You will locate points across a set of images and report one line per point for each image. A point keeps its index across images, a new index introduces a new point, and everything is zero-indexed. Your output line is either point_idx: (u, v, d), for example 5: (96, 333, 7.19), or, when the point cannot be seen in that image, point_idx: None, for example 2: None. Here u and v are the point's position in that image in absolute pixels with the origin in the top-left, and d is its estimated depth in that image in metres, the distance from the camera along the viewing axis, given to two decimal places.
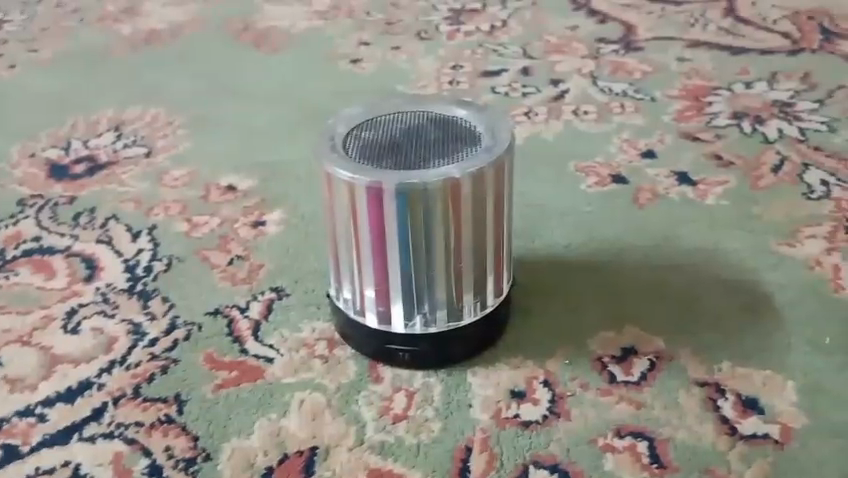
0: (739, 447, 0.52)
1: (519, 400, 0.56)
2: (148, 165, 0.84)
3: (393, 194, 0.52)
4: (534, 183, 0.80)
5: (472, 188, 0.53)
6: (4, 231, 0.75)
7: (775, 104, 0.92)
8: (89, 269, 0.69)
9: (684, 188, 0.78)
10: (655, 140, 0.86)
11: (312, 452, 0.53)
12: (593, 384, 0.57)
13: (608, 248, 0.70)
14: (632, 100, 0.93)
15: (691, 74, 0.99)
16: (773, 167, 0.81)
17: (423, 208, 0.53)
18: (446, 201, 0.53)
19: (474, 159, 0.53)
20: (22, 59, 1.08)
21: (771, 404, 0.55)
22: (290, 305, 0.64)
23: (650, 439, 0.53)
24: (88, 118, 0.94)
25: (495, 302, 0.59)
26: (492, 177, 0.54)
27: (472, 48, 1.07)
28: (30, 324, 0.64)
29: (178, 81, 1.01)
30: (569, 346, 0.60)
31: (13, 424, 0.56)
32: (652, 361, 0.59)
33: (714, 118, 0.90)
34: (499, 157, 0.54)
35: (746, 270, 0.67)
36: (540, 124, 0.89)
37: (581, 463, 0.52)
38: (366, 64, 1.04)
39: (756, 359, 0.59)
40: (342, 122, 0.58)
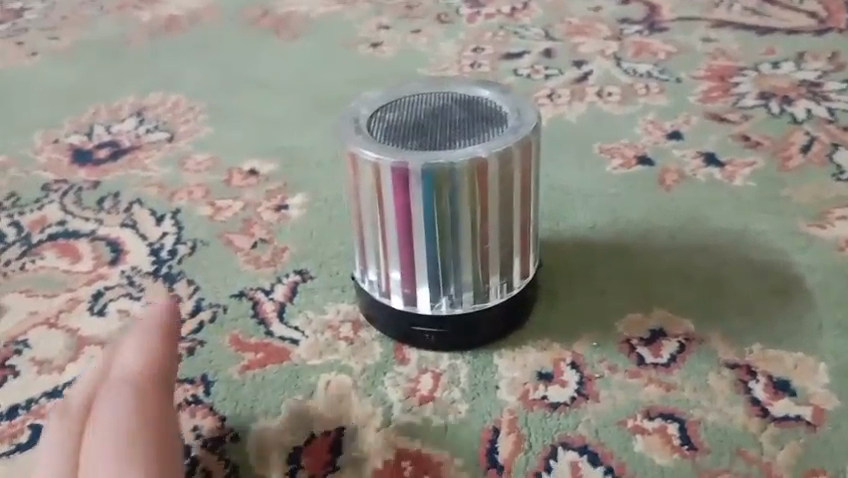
0: (771, 429, 0.51)
1: (546, 381, 0.56)
2: (170, 150, 0.84)
3: (419, 174, 0.52)
4: (557, 166, 0.79)
5: (498, 168, 0.53)
6: (29, 215, 0.75)
7: (803, 84, 0.90)
8: (114, 252, 0.70)
9: (711, 169, 0.77)
10: (681, 121, 0.84)
11: (339, 433, 0.53)
12: (622, 366, 0.56)
13: (635, 231, 0.69)
14: (657, 81, 0.92)
15: (717, 55, 0.97)
16: (801, 147, 0.79)
17: (449, 189, 0.52)
18: (472, 181, 0.52)
19: (500, 139, 0.53)
20: (44, 48, 1.09)
21: (803, 386, 0.54)
22: (314, 288, 0.64)
23: (681, 421, 0.52)
24: (110, 104, 0.94)
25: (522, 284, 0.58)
26: (517, 157, 0.53)
27: (493, 30, 1.06)
28: (57, 307, 0.64)
29: (198, 67, 1.01)
30: (596, 328, 0.59)
31: (42, 404, 0.56)
32: (681, 343, 0.58)
33: (741, 99, 0.88)
34: (525, 137, 0.53)
35: (776, 253, 0.66)
36: (563, 107, 0.88)
37: (610, 444, 0.51)
38: (386, 48, 1.03)
39: (787, 342, 0.58)
40: (366, 103, 0.57)
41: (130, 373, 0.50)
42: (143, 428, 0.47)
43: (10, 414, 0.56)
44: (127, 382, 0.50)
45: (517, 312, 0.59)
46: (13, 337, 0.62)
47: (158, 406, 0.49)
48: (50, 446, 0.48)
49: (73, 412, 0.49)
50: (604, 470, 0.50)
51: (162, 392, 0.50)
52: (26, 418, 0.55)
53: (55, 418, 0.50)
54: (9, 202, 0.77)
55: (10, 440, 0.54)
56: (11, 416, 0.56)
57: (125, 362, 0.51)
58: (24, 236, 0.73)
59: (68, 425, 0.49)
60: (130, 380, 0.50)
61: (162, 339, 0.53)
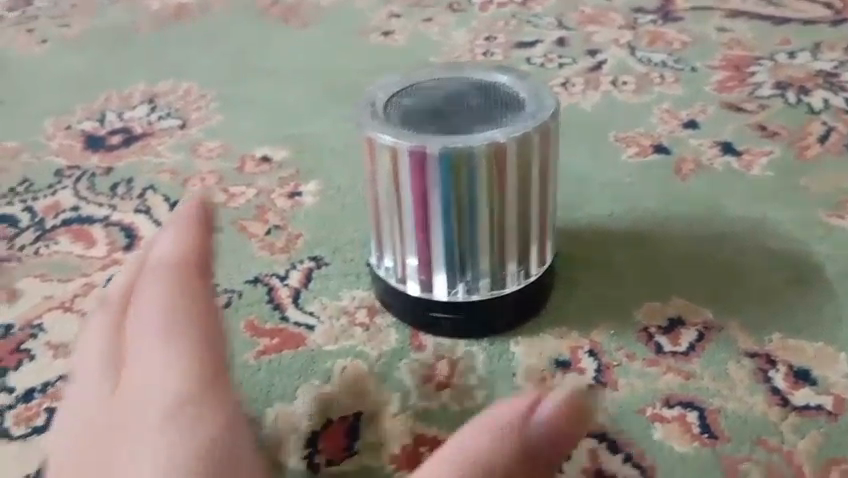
0: (792, 418, 0.51)
1: (564, 369, 0.55)
2: (182, 137, 0.83)
3: (437, 158, 0.51)
4: (572, 154, 0.78)
5: (517, 153, 0.52)
6: (43, 201, 0.75)
7: (820, 74, 0.89)
8: (128, 238, 0.70)
9: (727, 158, 0.76)
10: (697, 110, 0.83)
11: (356, 418, 0.52)
12: (640, 354, 0.56)
13: (651, 219, 0.69)
14: (672, 71, 0.91)
15: (732, 45, 0.96)
16: (819, 137, 0.78)
17: (468, 173, 0.52)
18: (491, 166, 0.52)
19: (519, 124, 0.52)
20: (55, 35, 1.09)
21: (824, 376, 0.54)
22: (328, 274, 0.64)
23: (700, 409, 0.52)
24: (122, 91, 0.94)
25: (539, 272, 0.58)
26: (536, 142, 0.53)
27: (506, 19, 1.05)
28: (71, 291, 0.64)
29: (209, 55, 1.01)
30: (613, 316, 0.59)
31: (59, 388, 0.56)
32: (699, 331, 0.58)
33: (757, 89, 0.87)
34: (544, 122, 0.52)
35: (794, 242, 0.65)
36: (577, 95, 0.88)
37: (629, 432, 0.51)
38: (397, 36, 1.02)
39: (807, 331, 0.57)
40: (382, 88, 0.57)
41: (167, 263, 0.53)
42: (181, 314, 0.50)
43: (26, 397, 0.56)
44: (164, 271, 0.53)
45: (533, 299, 0.58)
46: (28, 322, 0.62)
47: (194, 293, 0.51)
48: (98, 329, 0.51)
49: (116, 301, 0.53)
50: (623, 457, 0.49)
51: (200, 279, 0.53)
52: (42, 401, 0.55)
53: (101, 308, 0.53)
54: (22, 188, 0.77)
55: (26, 423, 0.54)
56: (27, 399, 0.55)
57: (161, 253, 0.54)
58: (37, 221, 0.73)
59: (110, 311, 0.52)
60: (168, 269, 0.53)
61: (196, 231, 0.55)
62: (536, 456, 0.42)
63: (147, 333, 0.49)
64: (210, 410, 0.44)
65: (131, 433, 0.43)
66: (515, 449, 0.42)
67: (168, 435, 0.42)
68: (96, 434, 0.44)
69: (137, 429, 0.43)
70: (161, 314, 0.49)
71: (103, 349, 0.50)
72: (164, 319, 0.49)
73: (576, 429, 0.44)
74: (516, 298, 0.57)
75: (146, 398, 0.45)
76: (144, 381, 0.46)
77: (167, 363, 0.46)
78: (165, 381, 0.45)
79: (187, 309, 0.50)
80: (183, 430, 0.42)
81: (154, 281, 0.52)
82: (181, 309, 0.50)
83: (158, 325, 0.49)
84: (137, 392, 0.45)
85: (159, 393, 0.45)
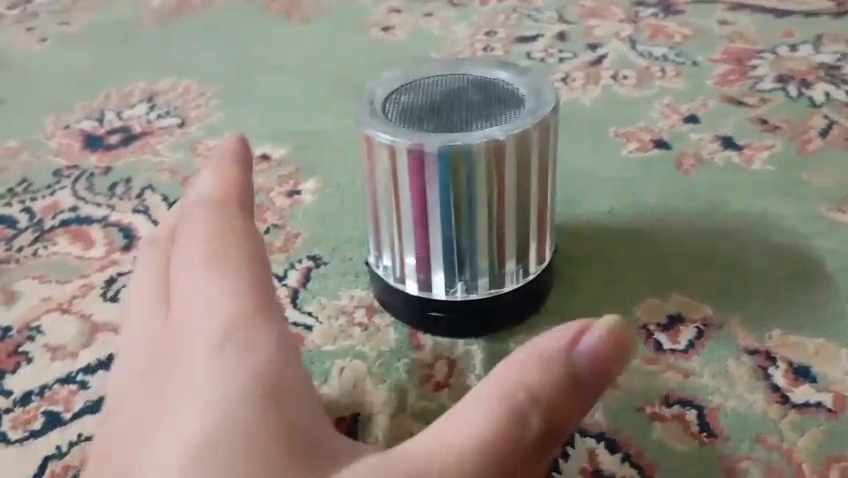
0: (791, 416, 0.51)
1: None
2: (181, 136, 0.83)
3: (435, 156, 0.51)
4: (572, 150, 0.78)
5: (515, 151, 0.52)
6: (41, 201, 0.75)
7: (822, 67, 0.88)
8: (127, 238, 0.70)
9: (729, 153, 0.75)
10: (698, 105, 0.83)
11: (354, 419, 0.52)
12: (639, 353, 0.56)
13: (652, 216, 0.68)
14: (673, 64, 0.90)
15: (734, 38, 0.96)
16: (820, 131, 0.77)
17: (466, 172, 0.52)
18: (489, 165, 0.52)
19: (518, 121, 0.52)
20: (54, 33, 1.08)
21: (824, 373, 0.53)
22: (327, 274, 0.64)
23: (699, 407, 0.52)
24: (121, 89, 0.94)
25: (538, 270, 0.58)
26: (534, 139, 0.52)
27: (506, 13, 1.04)
28: (70, 293, 0.64)
29: (209, 51, 1.00)
30: (613, 314, 0.59)
31: (56, 391, 0.56)
32: (699, 329, 0.57)
33: (758, 82, 0.86)
34: (543, 119, 0.52)
35: (796, 238, 0.65)
36: (578, 90, 0.87)
37: (628, 431, 0.51)
38: (397, 31, 1.02)
39: (808, 328, 0.57)
40: (381, 85, 0.56)
41: (209, 199, 0.50)
42: (228, 243, 0.46)
43: (24, 400, 0.56)
44: (204, 205, 0.50)
45: (532, 298, 0.58)
46: (27, 323, 0.62)
47: (238, 223, 0.48)
48: (151, 276, 0.50)
49: (167, 240, 0.53)
50: (622, 457, 0.49)
51: (245, 211, 0.50)
52: (40, 404, 0.55)
53: (154, 249, 0.53)
54: (21, 188, 0.77)
55: (23, 427, 0.54)
56: (25, 402, 0.56)
57: (203, 192, 0.51)
58: (36, 222, 0.73)
59: (161, 254, 0.52)
60: (208, 204, 0.50)
61: (240, 170, 0.53)
62: (580, 387, 0.40)
63: (190, 268, 0.45)
64: (265, 337, 0.40)
65: (184, 359, 0.40)
66: (559, 376, 0.40)
67: (222, 359, 0.38)
68: (154, 360, 0.42)
69: (189, 357, 0.40)
70: (203, 244, 0.46)
71: (156, 287, 0.48)
72: (211, 249, 0.46)
73: (619, 361, 0.42)
74: (515, 297, 0.57)
75: (195, 336, 0.41)
76: (192, 317, 0.42)
77: (216, 292, 0.42)
78: (215, 307, 0.42)
79: (235, 241, 0.46)
80: (239, 355, 0.39)
81: (199, 212, 0.49)
82: (231, 240, 0.46)
83: (200, 258, 0.45)
84: (184, 326, 0.42)
85: (210, 319, 0.41)
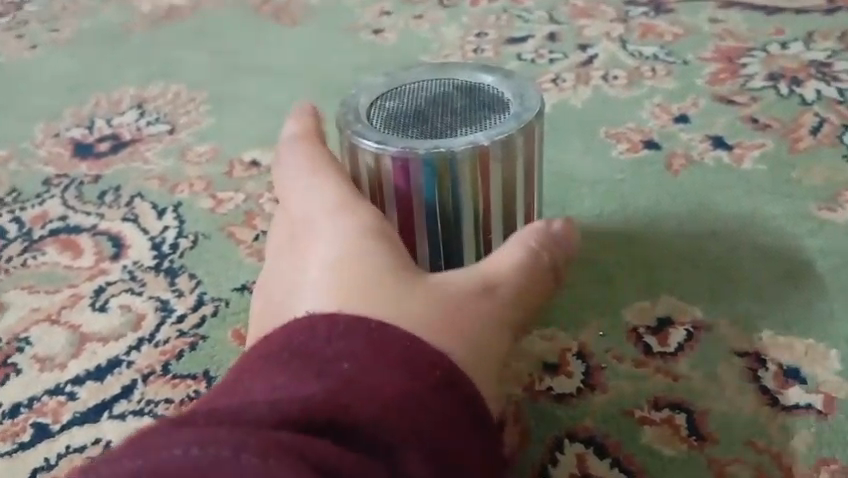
0: (782, 418, 0.51)
1: (552, 373, 0.56)
2: (170, 142, 0.83)
3: (423, 187, 0.52)
4: (563, 151, 0.78)
5: (501, 157, 0.52)
6: (30, 211, 0.75)
7: (812, 65, 0.87)
8: (115, 247, 0.69)
9: (719, 152, 0.75)
10: (688, 104, 0.82)
11: None
12: (629, 356, 0.56)
13: (643, 218, 0.68)
14: (663, 64, 0.90)
15: (725, 36, 0.95)
16: (811, 129, 0.77)
17: (451, 177, 0.52)
18: (474, 171, 0.52)
19: (502, 126, 0.52)
20: (44, 40, 1.08)
21: (815, 374, 0.53)
22: None
23: (688, 410, 0.52)
24: (111, 96, 0.93)
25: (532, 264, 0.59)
26: (521, 143, 0.52)
27: (497, 14, 1.04)
28: (58, 303, 0.64)
29: (200, 56, 1.00)
30: (603, 316, 0.60)
31: (44, 402, 0.56)
32: (689, 331, 0.58)
33: (749, 80, 0.86)
34: (528, 124, 0.52)
35: (786, 238, 0.65)
36: (568, 91, 0.87)
37: (616, 435, 0.51)
38: (388, 34, 1.01)
39: (797, 327, 0.57)
40: (365, 91, 0.56)
41: (295, 135, 0.60)
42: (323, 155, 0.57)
43: (12, 412, 0.56)
44: (291, 142, 0.59)
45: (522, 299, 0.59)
46: (15, 335, 0.62)
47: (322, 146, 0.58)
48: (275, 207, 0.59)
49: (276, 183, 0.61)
50: (611, 462, 0.50)
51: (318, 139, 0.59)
52: (28, 416, 0.55)
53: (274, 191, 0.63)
54: (10, 198, 0.77)
55: (12, 439, 0.54)
56: (14, 415, 0.55)
57: (289, 133, 0.60)
58: (25, 232, 0.73)
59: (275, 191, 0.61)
60: (294, 140, 0.59)
61: (314, 119, 0.61)
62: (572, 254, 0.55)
63: (297, 169, 0.56)
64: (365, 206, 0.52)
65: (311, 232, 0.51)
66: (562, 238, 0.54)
67: (340, 217, 0.51)
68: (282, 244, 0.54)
69: (316, 229, 0.51)
70: (301, 157, 0.57)
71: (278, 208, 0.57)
72: (305, 167, 0.56)
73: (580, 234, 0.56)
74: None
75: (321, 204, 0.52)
76: (312, 194, 0.54)
77: (322, 190, 0.53)
78: (325, 198, 0.53)
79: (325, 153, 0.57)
80: (351, 225, 0.50)
81: (295, 149, 0.58)
82: (323, 163, 0.56)
83: (302, 163, 0.56)
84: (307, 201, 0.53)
85: (326, 203, 0.52)
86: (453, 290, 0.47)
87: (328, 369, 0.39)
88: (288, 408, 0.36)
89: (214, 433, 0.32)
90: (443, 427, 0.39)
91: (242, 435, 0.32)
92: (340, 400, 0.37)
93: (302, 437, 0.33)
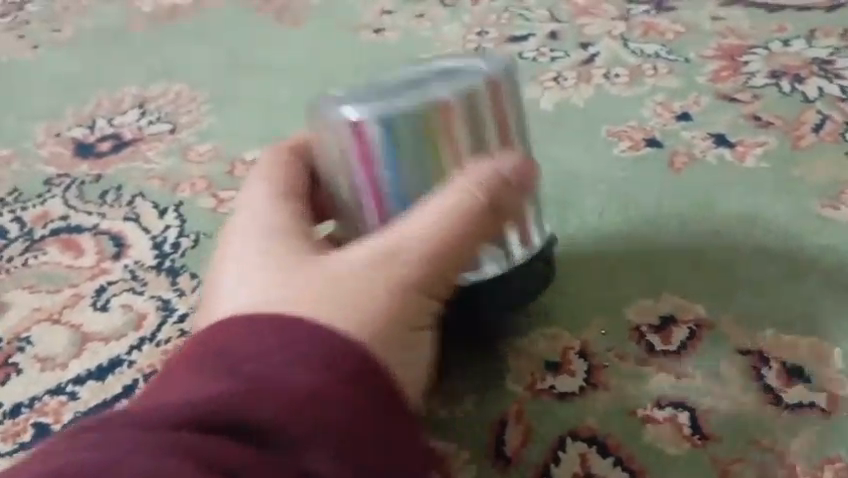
0: (785, 416, 0.52)
1: (554, 371, 0.57)
2: (172, 142, 0.83)
3: (391, 199, 0.53)
4: (565, 150, 0.77)
5: (465, 112, 0.51)
6: (33, 211, 0.76)
7: (814, 61, 0.85)
8: (117, 246, 0.70)
9: (722, 150, 0.74)
10: (690, 102, 0.81)
11: None
12: (632, 354, 0.57)
13: (644, 217, 0.68)
14: (666, 62, 0.88)
15: (726, 34, 0.91)
16: (814, 126, 0.77)
17: (413, 135, 0.51)
18: (437, 126, 0.51)
19: (462, 76, 0.52)
20: (46, 40, 1.07)
21: (817, 372, 0.54)
22: None
23: (691, 409, 0.53)
24: (112, 95, 0.93)
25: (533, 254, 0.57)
26: (486, 96, 0.52)
27: (497, 13, 1.01)
28: (60, 303, 0.65)
29: (201, 56, 0.99)
30: (605, 314, 0.60)
31: (46, 402, 0.57)
32: (691, 329, 0.58)
33: (751, 78, 0.84)
34: (489, 75, 0.52)
35: (789, 237, 0.64)
36: (569, 89, 0.85)
37: (619, 434, 0.53)
38: (389, 34, 1.00)
39: (799, 326, 0.57)
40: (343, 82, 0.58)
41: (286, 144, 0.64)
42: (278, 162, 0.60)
43: (14, 412, 0.57)
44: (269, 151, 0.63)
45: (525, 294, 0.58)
46: (17, 335, 0.63)
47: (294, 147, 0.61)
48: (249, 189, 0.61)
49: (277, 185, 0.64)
50: (614, 461, 0.51)
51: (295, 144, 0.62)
52: (30, 416, 0.56)
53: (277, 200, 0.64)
54: (13, 197, 0.78)
55: (12, 439, 0.55)
56: (15, 414, 0.57)
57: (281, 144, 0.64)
58: (27, 232, 0.74)
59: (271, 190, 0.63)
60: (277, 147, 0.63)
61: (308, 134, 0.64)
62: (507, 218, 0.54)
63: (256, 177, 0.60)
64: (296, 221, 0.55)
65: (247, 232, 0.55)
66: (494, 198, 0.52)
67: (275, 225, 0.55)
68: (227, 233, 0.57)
69: (251, 232, 0.55)
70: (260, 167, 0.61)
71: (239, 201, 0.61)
72: (260, 176, 0.60)
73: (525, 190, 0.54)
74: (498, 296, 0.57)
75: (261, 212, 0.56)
76: (255, 202, 0.57)
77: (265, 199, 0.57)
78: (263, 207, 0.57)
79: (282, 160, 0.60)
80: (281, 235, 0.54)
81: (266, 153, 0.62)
82: (282, 167, 0.60)
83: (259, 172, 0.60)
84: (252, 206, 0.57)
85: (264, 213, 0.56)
86: (366, 273, 0.50)
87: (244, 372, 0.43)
88: (200, 408, 0.40)
89: (129, 441, 0.37)
90: (351, 419, 0.42)
91: (152, 441, 0.37)
92: (253, 403, 0.41)
93: (206, 443, 0.38)
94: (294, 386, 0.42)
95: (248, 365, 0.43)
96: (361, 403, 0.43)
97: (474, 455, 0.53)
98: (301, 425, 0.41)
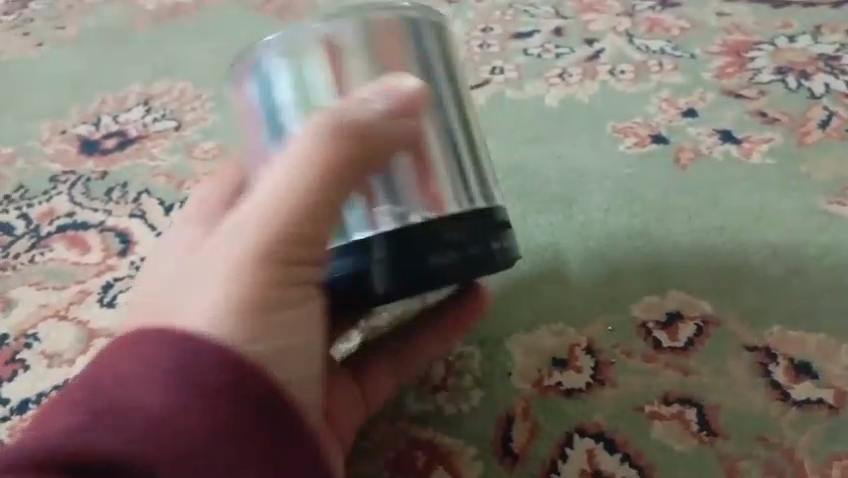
0: (793, 413, 0.53)
1: (561, 368, 0.57)
2: (177, 139, 0.83)
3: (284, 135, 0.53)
4: (571, 147, 0.76)
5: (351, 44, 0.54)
6: (38, 207, 0.76)
7: (820, 58, 0.85)
8: (123, 243, 0.70)
9: (727, 147, 0.74)
10: (695, 98, 0.81)
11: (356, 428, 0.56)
12: (638, 351, 0.57)
13: (650, 214, 0.68)
14: (671, 58, 0.87)
15: (732, 29, 0.90)
16: (820, 122, 0.76)
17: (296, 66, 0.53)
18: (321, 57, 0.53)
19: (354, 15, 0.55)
20: (50, 38, 1.07)
21: (825, 369, 0.55)
22: None
23: (699, 406, 0.54)
24: (117, 93, 0.93)
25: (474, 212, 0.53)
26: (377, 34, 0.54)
27: (502, 10, 0.99)
28: (67, 299, 0.66)
29: (205, 53, 0.99)
30: (612, 311, 0.60)
31: (53, 398, 0.59)
32: (698, 326, 0.58)
33: (756, 74, 0.84)
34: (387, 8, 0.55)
35: (796, 233, 0.64)
36: (574, 86, 0.84)
37: (627, 431, 0.53)
38: None
39: (807, 322, 0.58)
40: None
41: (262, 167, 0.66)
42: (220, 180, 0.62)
43: (22, 408, 0.59)
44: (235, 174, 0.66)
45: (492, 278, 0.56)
46: (24, 331, 0.64)
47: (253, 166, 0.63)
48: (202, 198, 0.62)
49: None
50: (621, 457, 0.52)
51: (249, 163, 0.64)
52: (37, 412, 0.59)
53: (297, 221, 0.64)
54: (18, 194, 0.78)
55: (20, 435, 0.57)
56: (23, 410, 0.59)
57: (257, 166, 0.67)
58: (33, 228, 0.74)
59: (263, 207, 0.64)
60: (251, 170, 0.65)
61: None
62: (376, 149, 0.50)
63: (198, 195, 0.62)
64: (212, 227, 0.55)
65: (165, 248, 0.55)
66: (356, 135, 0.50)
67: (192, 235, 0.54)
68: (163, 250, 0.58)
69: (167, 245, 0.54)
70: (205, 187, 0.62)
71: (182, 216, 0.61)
72: (202, 192, 0.61)
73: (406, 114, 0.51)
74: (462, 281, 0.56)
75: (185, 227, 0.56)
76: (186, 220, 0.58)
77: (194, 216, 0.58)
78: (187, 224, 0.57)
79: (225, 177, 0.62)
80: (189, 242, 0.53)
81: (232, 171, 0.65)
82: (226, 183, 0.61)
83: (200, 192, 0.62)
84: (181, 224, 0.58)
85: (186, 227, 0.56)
86: (230, 247, 0.47)
87: (108, 393, 0.41)
88: (60, 441, 0.39)
89: None
90: (214, 440, 0.40)
91: None
92: (108, 429, 0.40)
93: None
94: (156, 402, 0.40)
95: (112, 379, 0.42)
96: (226, 419, 0.41)
97: (480, 450, 0.54)
98: (164, 447, 0.40)
